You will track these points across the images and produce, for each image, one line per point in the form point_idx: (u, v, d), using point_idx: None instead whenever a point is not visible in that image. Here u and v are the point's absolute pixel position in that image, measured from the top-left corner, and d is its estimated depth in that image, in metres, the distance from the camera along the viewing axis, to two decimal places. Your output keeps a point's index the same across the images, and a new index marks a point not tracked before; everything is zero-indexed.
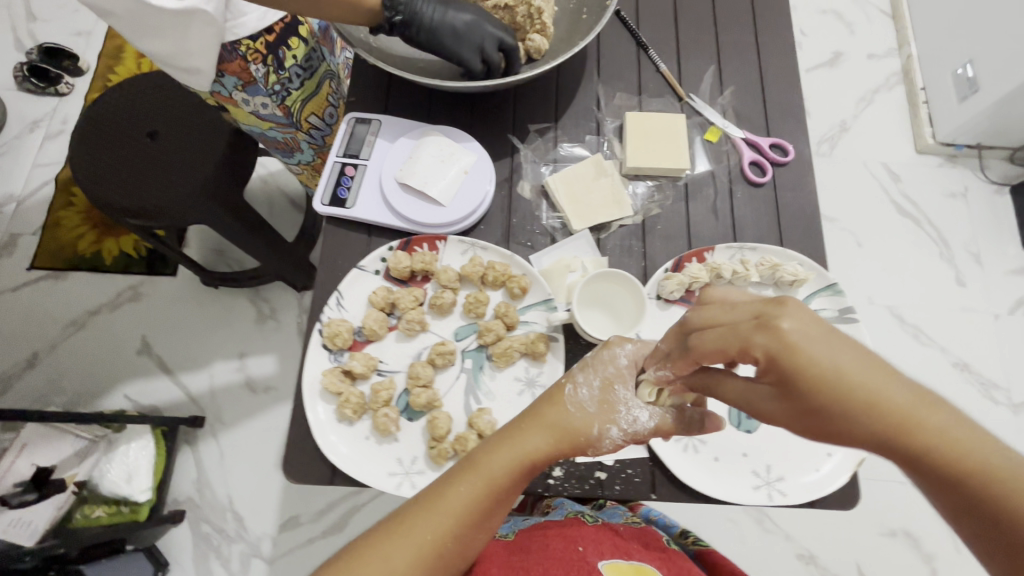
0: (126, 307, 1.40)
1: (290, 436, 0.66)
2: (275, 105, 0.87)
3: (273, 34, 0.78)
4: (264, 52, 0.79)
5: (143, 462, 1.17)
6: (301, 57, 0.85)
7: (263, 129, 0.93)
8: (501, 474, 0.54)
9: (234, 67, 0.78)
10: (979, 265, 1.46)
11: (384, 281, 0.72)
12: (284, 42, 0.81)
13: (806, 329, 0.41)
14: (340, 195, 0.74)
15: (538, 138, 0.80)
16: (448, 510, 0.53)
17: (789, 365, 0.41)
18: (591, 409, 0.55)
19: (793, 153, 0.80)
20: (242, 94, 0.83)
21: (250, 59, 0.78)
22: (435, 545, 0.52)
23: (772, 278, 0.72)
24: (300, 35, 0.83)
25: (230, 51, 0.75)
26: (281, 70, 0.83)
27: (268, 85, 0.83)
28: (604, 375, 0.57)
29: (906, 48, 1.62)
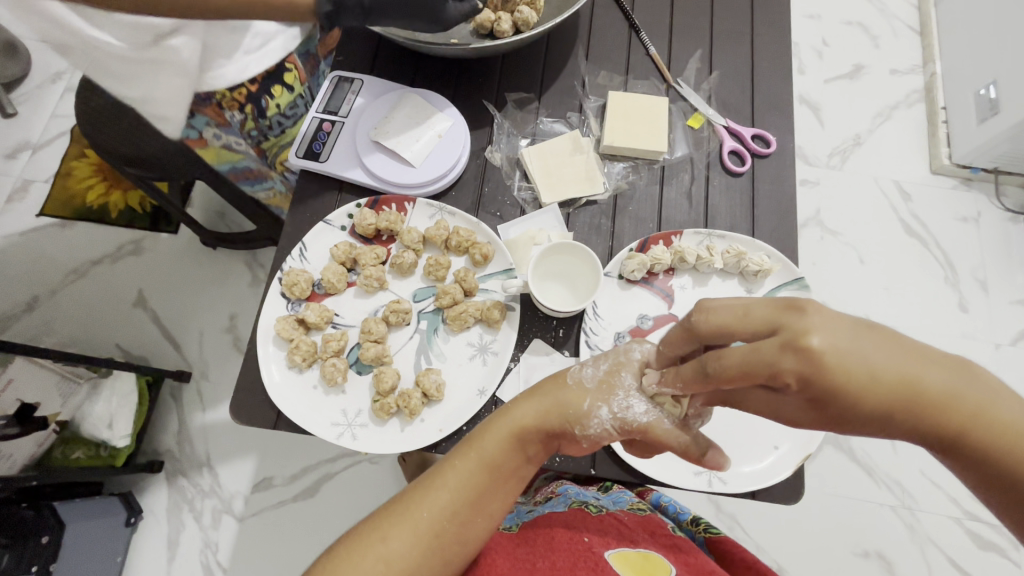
0: (127, 259, 1.41)
1: (244, 379, 0.67)
2: (249, 145, 0.94)
3: (256, 85, 0.85)
4: (243, 101, 0.85)
5: (125, 409, 1.19)
6: (284, 105, 0.91)
7: (235, 161, 0.97)
8: (498, 450, 0.53)
9: (208, 111, 0.85)
10: (985, 292, 1.42)
11: (349, 237, 0.73)
12: (268, 91, 0.87)
13: (834, 343, 0.39)
14: (314, 149, 0.75)
15: (517, 109, 0.80)
16: (445, 488, 0.52)
17: (824, 381, 0.39)
18: (590, 386, 0.55)
19: (775, 145, 0.79)
20: (215, 130, 0.88)
21: (226, 107, 0.85)
22: (433, 525, 0.50)
23: (738, 267, 0.71)
24: (284, 84, 0.89)
25: (204, 99, 0.82)
26: (261, 117, 0.90)
27: (243, 129, 0.90)
28: (614, 361, 0.56)
29: (930, 65, 1.58)
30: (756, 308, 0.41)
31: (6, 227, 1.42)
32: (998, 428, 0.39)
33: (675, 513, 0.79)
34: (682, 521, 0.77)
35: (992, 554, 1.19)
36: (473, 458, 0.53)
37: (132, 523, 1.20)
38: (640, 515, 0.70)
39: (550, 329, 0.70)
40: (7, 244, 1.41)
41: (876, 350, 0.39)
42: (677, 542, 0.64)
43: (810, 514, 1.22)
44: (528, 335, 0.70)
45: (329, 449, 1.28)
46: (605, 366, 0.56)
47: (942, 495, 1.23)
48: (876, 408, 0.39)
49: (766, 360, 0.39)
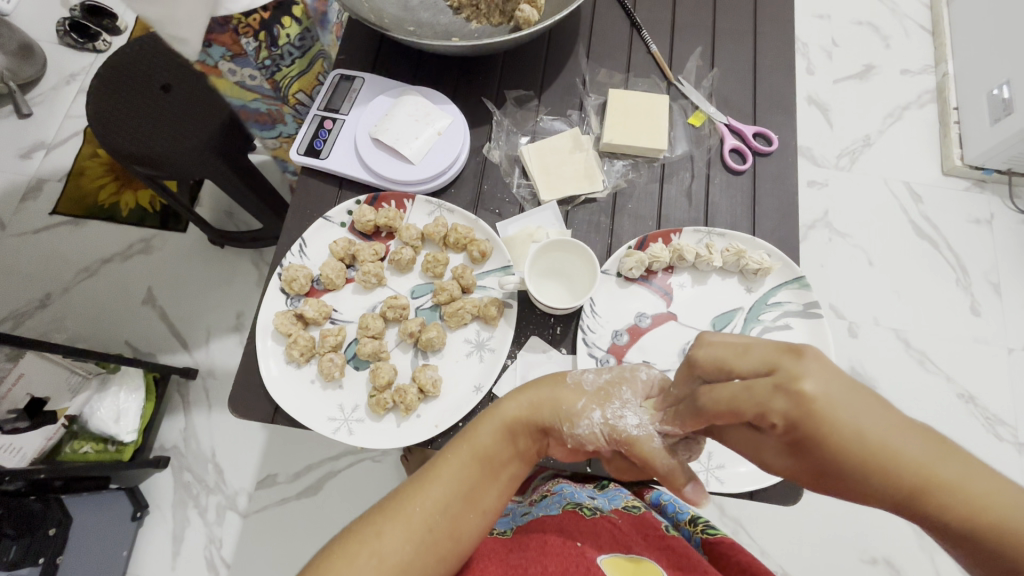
0: (137, 257, 1.43)
1: (241, 374, 0.67)
2: (263, 79, 0.89)
3: (268, 12, 0.80)
4: (258, 27, 0.80)
5: (132, 405, 1.18)
6: (295, 36, 0.86)
7: (246, 100, 0.95)
8: (491, 444, 0.53)
9: (224, 39, 0.79)
10: (997, 296, 1.39)
11: (348, 234, 0.73)
12: (278, 21, 0.82)
13: (820, 399, 0.38)
14: (315, 146, 0.75)
15: (516, 107, 0.80)
16: (440, 482, 0.51)
17: (811, 428, 0.37)
18: (588, 389, 0.55)
19: (777, 143, 0.78)
20: (229, 64, 0.85)
21: (240, 33, 0.79)
22: (428, 518, 0.49)
23: (737, 266, 0.71)
24: (294, 15, 0.84)
25: (220, 26, 0.76)
26: (273, 47, 0.84)
27: (258, 59, 0.85)
28: (618, 372, 0.56)
29: (943, 65, 1.56)
30: (757, 347, 0.41)
31: (20, 225, 1.45)
32: (971, 507, 0.36)
33: (674, 512, 0.78)
34: (681, 521, 0.77)
35: None
36: (469, 454, 0.53)
37: (138, 517, 1.22)
38: (634, 515, 0.70)
39: (547, 327, 0.70)
40: (21, 242, 1.43)
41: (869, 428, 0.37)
42: (670, 544, 0.64)
43: (817, 519, 1.20)
44: (526, 332, 0.70)
45: (332, 447, 1.28)
46: (605, 375, 0.56)
47: None
48: (857, 469, 0.37)
49: (756, 400, 0.39)
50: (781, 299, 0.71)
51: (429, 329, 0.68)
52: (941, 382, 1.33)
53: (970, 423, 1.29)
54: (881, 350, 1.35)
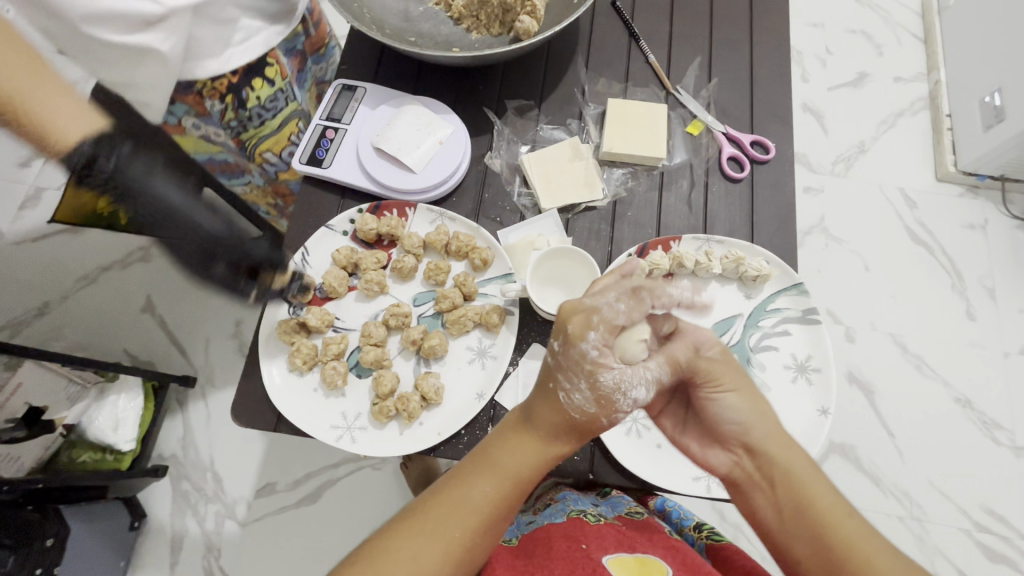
0: (136, 265, 1.43)
1: (244, 382, 0.67)
2: (228, 137, 0.86)
3: (238, 76, 0.78)
4: (224, 90, 0.79)
5: (131, 413, 1.18)
6: (265, 98, 0.86)
7: (212, 152, 0.86)
8: (525, 471, 0.54)
9: (188, 100, 0.76)
10: (993, 300, 1.40)
11: (350, 242, 0.74)
12: (248, 84, 0.81)
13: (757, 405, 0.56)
14: (317, 155, 0.76)
15: (516, 116, 0.81)
16: (472, 510, 0.52)
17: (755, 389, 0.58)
18: (591, 408, 0.55)
19: (774, 151, 0.79)
20: (194, 120, 0.79)
21: (206, 95, 0.77)
22: (465, 543, 0.51)
23: (736, 273, 0.72)
24: (266, 77, 0.83)
25: (185, 89, 0.74)
26: (241, 108, 0.83)
27: (223, 120, 0.83)
28: (588, 375, 0.55)
29: (935, 73, 1.58)
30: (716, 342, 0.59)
31: (18, 233, 1.45)
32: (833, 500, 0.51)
33: (679, 518, 0.79)
34: (686, 526, 0.77)
35: (1001, 566, 1.21)
36: (497, 479, 0.53)
37: (136, 527, 1.22)
38: (637, 520, 0.70)
39: (549, 334, 0.70)
40: (20, 250, 1.43)
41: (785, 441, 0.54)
42: (674, 544, 0.65)
43: None
44: (527, 339, 0.70)
45: (333, 455, 1.28)
46: (590, 384, 0.55)
47: (950, 506, 1.26)
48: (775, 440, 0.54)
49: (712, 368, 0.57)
50: (780, 305, 0.72)
51: (431, 337, 0.68)
52: (938, 386, 1.34)
53: (968, 427, 1.30)
54: (879, 355, 1.36)
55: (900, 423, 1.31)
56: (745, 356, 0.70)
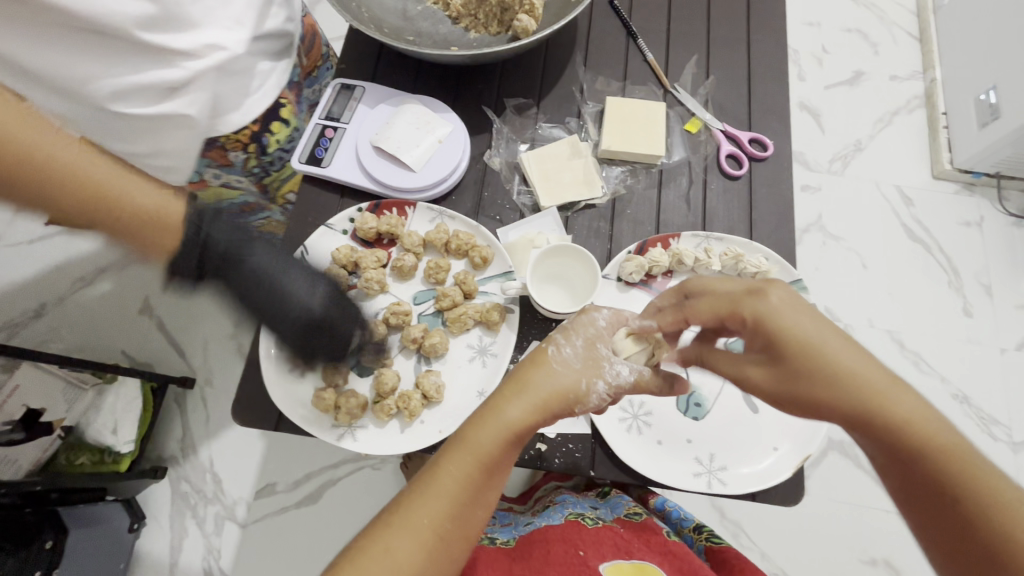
0: (133, 266, 1.43)
1: (244, 381, 0.67)
2: (252, 183, 0.87)
3: (258, 123, 0.78)
4: (247, 140, 0.79)
5: (130, 414, 1.17)
6: (284, 140, 0.84)
7: (233, 198, 0.92)
8: (489, 447, 0.50)
9: (213, 154, 0.79)
10: (989, 297, 1.41)
11: (350, 241, 0.74)
12: (268, 129, 0.80)
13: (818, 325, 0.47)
14: (317, 155, 0.76)
15: (516, 114, 0.81)
16: (440, 492, 0.50)
17: (779, 333, 0.47)
18: (577, 364, 0.54)
19: (772, 149, 0.80)
20: (216, 170, 0.82)
21: (229, 147, 0.78)
22: (436, 527, 0.49)
23: (736, 269, 0.72)
24: (283, 119, 0.82)
25: (211, 143, 0.77)
26: (263, 154, 0.83)
27: (246, 167, 0.84)
28: (587, 335, 0.56)
29: (931, 71, 1.59)
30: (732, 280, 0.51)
31: (15, 235, 1.44)
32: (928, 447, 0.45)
33: (679, 518, 0.80)
34: (683, 528, 0.79)
35: None
36: (464, 458, 0.50)
37: (135, 529, 1.21)
38: (636, 522, 0.70)
39: (549, 332, 0.70)
40: (16, 253, 1.43)
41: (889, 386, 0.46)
42: (671, 551, 0.65)
43: (817, 521, 1.21)
44: (528, 337, 0.70)
45: (332, 455, 1.28)
46: (581, 342, 0.56)
47: None
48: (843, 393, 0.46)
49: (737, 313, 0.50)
50: None
51: (432, 335, 0.68)
52: (935, 382, 1.35)
53: (965, 423, 1.31)
54: (876, 352, 1.37)
55: None
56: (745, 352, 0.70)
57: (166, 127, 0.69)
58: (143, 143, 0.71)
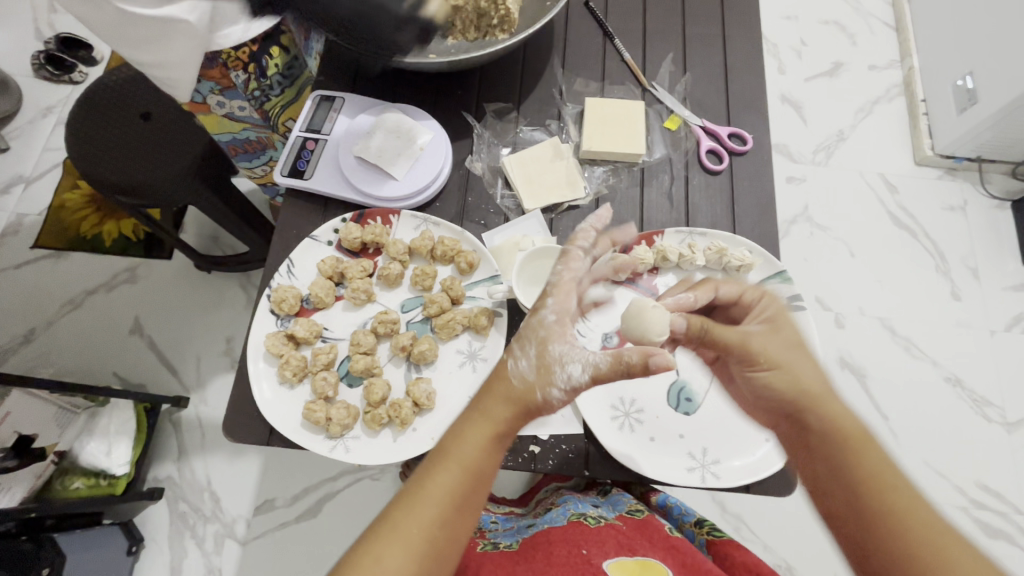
0: (122, 287, 1.42)
1: (232, 398, 0.67)
2: (253, 108, 0.90)
3: (256, 44, 0.79)
4: (246, 60, 0.80)
5: (124, 436, 1.18)
6: (283, 66, 0.85)
7: (234, 131, 0.96)
8: (474, 455, 0.52)
9: (213, 73, 0.81)
10: (976, 279, 1.43)
11: (335, 252, 0.74)
12: (266, 52, 0.81)
13: (797, 372, 0.57)
14: (299, 167, 0.76)
15: (496, 119, 0.82)
16: (429, 505, 0.50)
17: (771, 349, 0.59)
18: (531, 376, 0.54)
19: (752, 142, 0.80)
20: (219, 95, 0.87)
21: (230, 66, 0.80)
22: (425, 537, 0.49)
23: (720, 263, 0.72)
24: (281, 46, 0.83)
25: (210, 60, 0.78)
26: (262, 77, 0.84)
27: (246, 90, 0.85)
28: (538, 341, 0.56)
29: (908, 59, 1.61)
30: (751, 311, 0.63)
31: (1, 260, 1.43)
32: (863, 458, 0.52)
33: (680, 514, 0.80)
34: (685, 522, 0.78)
35: (1002, 543, 1.24)
36: (453, 468, 0.51)
37: (134, 551, 1.20)
38: (637, 519, 0.71)
39: None
40: (1, 279, 1.41)
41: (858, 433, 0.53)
42: (674, 545, 0.65)
43: None
44: (516, 340, 0.70)
45: (331, 468, 1.27)
46: (534, 353, 0.55)
47: (948, 485, 1.28)
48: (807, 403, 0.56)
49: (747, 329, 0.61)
50: None
51: (420, 342, 0.68)
52: (928, 367, 1.36)
53: (958, 406, 1.32)
54: (868, 339, 1.38)
55: (894, 407, 1.33)
56: None
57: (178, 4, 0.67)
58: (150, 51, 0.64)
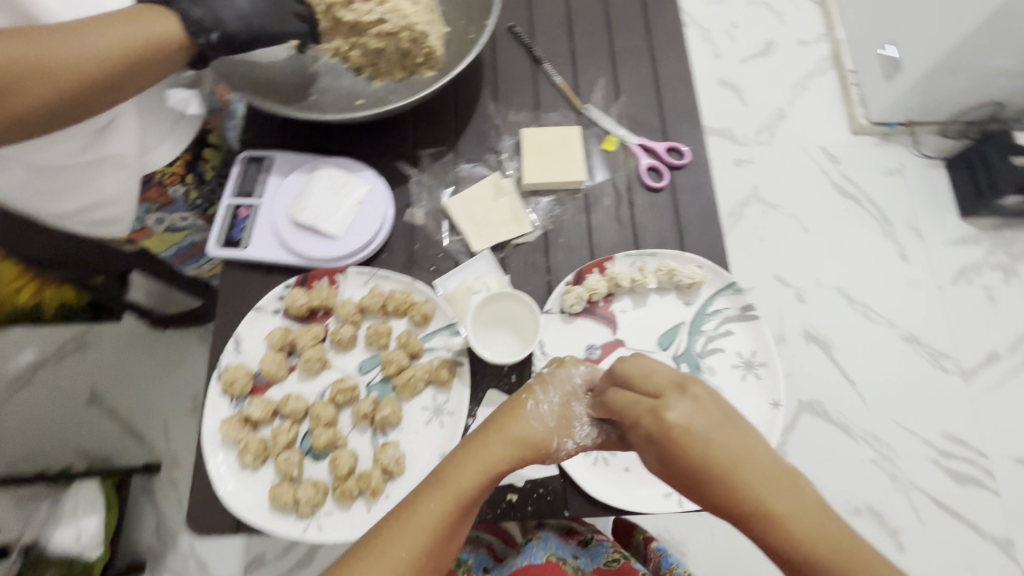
0: (72, 356, 1.35)
1: (193, 488, 0.65)
2: (197, 216, 0.94)
3: (188, 154, 0.86)
4: (181, 172, 0.87)
5: (93, 518, 1.08)
6: (218, 164, 0.90)
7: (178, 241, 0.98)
8: (469, 484, 0.52)
9: (152, 193, 0.87)
10: (920, 239, 1.49)
11: (283, 320, 0.71)
12: (199, 158, 0.88)
13: (706, 444, 0.48)
14: (234, 237, 0.73)
15: (432, 163, 0.80)
16: (420, 530, 0.50)
17: (675, 444, 0.48)
18: (551, 423, 0.57)
19: (689, 155, 0.81)
20: (157, 213, 0.92)
21: (166, 182, 0.87)
22: (413, 562, 0.49)
23: (672, 283, 0.73)
24: (212, 146, 0.88)
25: (148, 181, 0.85)
26: (202, 184, 0.90)
27: (188, 201, 0.91)
28: (563, 392, 0.59)
29: (834, 32, 1.65)
30: (659, 372, 0.52)
31: None
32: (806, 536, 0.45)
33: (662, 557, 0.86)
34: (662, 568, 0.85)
35: (971, 487, 1.31)
36: (446, 496, 0.51)
37: None
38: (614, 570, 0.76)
39: (502, 377, 0.70)
40: None
41: (780, 488, 0.46)
42: None
43: None
44: (482, 386, 0.69)
45: None
46: (557, 400, 0.58)
47: (917, 439, 1.34)
48: (736, 492, 0.46)
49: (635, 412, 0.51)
50: (719, 306, 0.73)
51: (382, 407, 0.66)
52: (886, 329, 1.42)
53: (918, 362, 1.38)
54: (828, 309, 1.43)
55: (860, 373, 1.38)
56: (693, 363, 0.71)
57: (99, 174, 0.76)
58: (79, 197, 0.78)
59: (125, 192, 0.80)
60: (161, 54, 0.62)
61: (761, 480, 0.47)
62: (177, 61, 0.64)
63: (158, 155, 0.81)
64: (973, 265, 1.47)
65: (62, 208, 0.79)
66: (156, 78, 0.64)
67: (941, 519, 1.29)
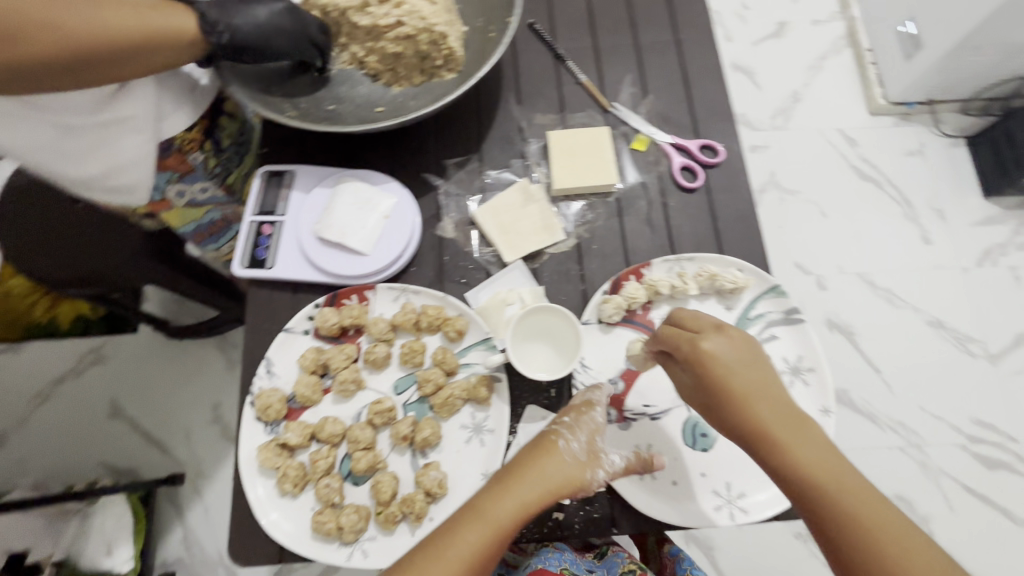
0: (91, 370, 1.34)
1: (234, 515, 0.64)
2: (216, 187, 0.84)
3: (206, 120, 0.76)
4: (201, 138, 0.77)
5: (122, 530, 1.08)
6: (235, 133, 0.82)
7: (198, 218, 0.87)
8: (505, 520, 0.55)
9: (172, 162, 0.76)
10: (944, 220, 1.45)
11: (315, 340, 0.69)
12: (217, 124, 0.79)
13: (735, 373, 0.55)
14: (259, 256, 0.71)
15: (458, 171, 0.78)
16: (456, 558, 0.52)
17: (705, 371, 0.55)
18: (580, 459, 0.60)
19: (723, 153, 0.78)
20: (177, 185, 0.80)
21: (186, 150, 0.76)
22: None
23: (712, 288, 0.71)
24: (228, 113, 0.80)
25: (166, 149, 0.74)
26: (220, 151, 0.81)
27: (207, 169, 0.81)
28: (589, 429, 0.61)
29: (849, 10, 1.60)
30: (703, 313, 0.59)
31: None
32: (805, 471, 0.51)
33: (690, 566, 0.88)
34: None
35: (1002, 472, 1.28)
36: (481, 527, 0.54)
37: None
38: None
39: (541, 392, 0.68)
40: None
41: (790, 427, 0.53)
42: None
43: None
44: (521, 402, 0.68)
45: None
46: (584, 437, 0.61)
47: (946, 426, 1.31)
48: (750, 418, 0.54)
49: (673, 341, 0.58)
50: (761, 310, 0.71)
51: (422, 428, 0.65)
52: (911, 313, 1.39)
53: (945, 348, 1.36)
54: (852, 296, 1.40)
55: (886, 361, 1.36)
56: None
57: (117, 139, 0.69)
58: (96, 161, 0.71)
59: (144, 159, 0.72)
60: (174, 45, 0.59)
61: (769, 411, 0.54)
62: (188, 55, 0.61)
63: (176, 123, 0.72)
64: (999, 245, 1.43)
65: (79, 175, 0.72)
66: (160, 66, 0.60)
67: (972, 505, 1.27)
